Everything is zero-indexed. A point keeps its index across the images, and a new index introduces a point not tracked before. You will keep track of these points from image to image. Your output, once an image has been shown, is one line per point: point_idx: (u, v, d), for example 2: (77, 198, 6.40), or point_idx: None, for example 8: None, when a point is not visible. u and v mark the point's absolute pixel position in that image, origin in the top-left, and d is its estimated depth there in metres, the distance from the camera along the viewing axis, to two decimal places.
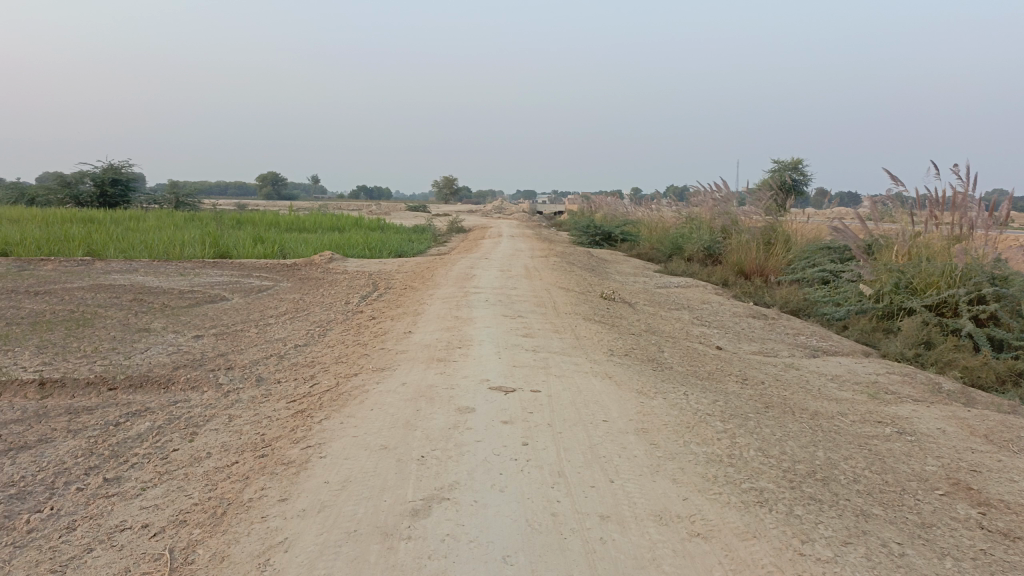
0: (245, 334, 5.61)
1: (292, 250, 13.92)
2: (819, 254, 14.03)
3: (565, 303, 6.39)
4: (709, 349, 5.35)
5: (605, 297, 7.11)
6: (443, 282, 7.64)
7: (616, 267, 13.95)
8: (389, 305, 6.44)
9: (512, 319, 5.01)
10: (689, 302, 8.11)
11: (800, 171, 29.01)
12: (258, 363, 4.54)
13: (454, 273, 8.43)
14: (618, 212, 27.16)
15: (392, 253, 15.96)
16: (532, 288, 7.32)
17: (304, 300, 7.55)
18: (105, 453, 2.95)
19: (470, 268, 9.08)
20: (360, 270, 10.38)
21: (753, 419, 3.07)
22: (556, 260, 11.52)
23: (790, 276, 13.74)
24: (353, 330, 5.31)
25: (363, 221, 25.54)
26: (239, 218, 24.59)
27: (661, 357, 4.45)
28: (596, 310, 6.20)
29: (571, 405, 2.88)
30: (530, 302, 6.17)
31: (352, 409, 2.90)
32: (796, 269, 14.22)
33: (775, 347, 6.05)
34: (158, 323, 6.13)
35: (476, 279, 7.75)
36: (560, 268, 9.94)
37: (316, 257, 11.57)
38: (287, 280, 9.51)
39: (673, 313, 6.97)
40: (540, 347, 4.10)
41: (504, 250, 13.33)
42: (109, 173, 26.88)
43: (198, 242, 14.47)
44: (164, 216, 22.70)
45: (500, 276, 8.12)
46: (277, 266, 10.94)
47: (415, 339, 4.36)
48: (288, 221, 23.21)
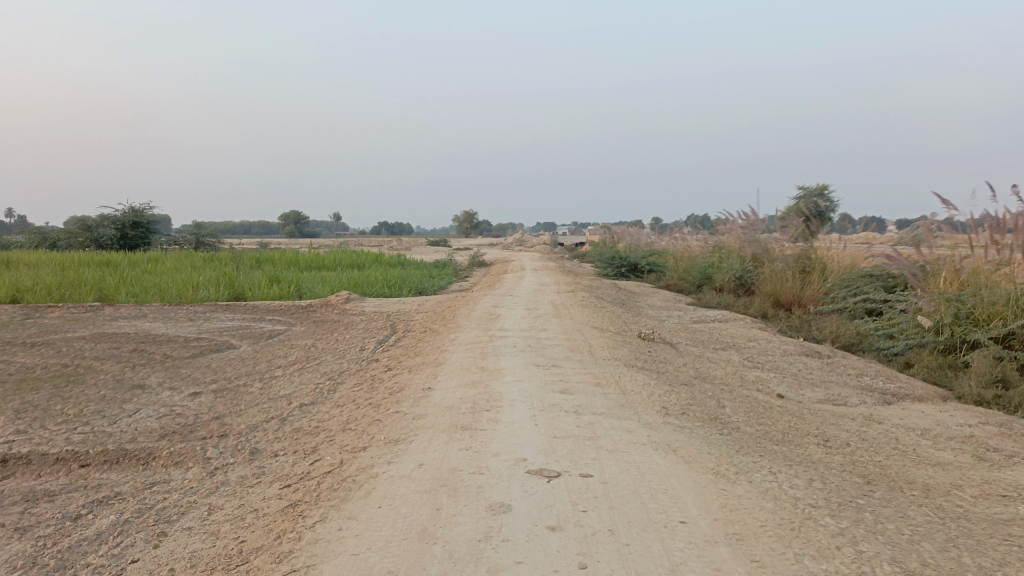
0: (247, 389, 5.05)
1: (309, 289, 13.45)
2: (861, 282, 13.27)
3: (601, 346, 5.76)
4: (771, 399, 4.67)
5: (644, 338, 6.46)
6: (465, 324, 7.04)
7: (646, 300, 13.28)
8: (408, 352, 5.84)
9: (545, 370, 4.38)
10: (734, 340, 7.43)
11: (827, 197, 28.24)
12: (256, 428, 3.95)
13: (477, 313, 7.83)
14: (642, 242, 26.55)
15: (412, 291, 15.41)
16: (563, 329, 6.69)
17: (316, 347, 6.99)
18: (48, 565, 2.35)
19: (494, 306, 8.48)
20: (377, 311, 9.82)
21: (865, 507, 2.41)
22: (585, 295, 10.92)
23: (831, 306, 12.98)
24: (366, 384, 4.72)
25: (382, 258, 25.12)
26: (259, 257, 24.37)
27: (723, 414, 3.79)
28: (637, 354, 5.55)
29: (636, 497, 2.24)
30: (564, 346, 5.54)
31: (354, 506, 2.28)
32: (836, 300, 13.46)
33: (840, 393, 5.35)
34: (155, 378, 5.59)
35: (501, 320, 7.15)
36: (589, 304, 9.31)
37: (332, 298, 11.03)
38: (300, 323, 8.99)
39: (719, 354, 6.30)
40: (582, 407, 3.47)
41: (528, 285, 12.72)
42: (130, 215, 26.90)
43: (213, 284, 14.04)
44: (183, 257, 22.47)
45: (526, 316, 7.50)
46: (291, 309, 10.41)
47: (434, 398, 3.75)
48: (307, 260, 22.86)
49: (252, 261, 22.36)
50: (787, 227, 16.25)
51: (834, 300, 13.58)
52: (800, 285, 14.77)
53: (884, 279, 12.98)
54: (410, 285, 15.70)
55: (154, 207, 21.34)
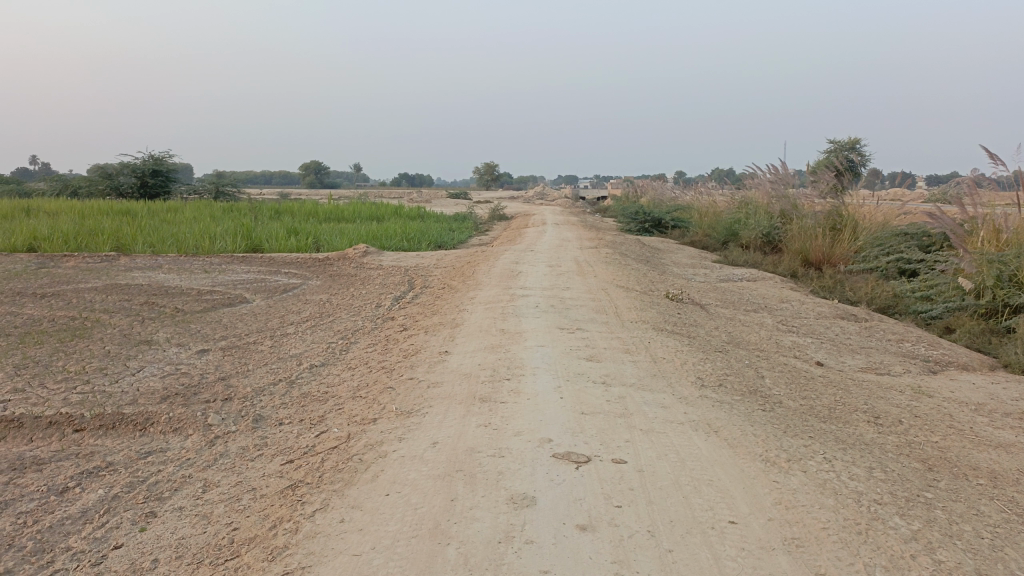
0: (256, 348, 4.83)
1: (327, 241, 13.22)
2: (895, 241, 12.78)
3: (628, 307, 5.46)
4: (811, 368, 4.37)
5: (672, 298, 6.15)
6: (485, 281, 6.76)
7: (672, 257, 12.91)
8: (425, 310, 5.59)
9: (570, 333, 4.10)
10: (766, 301, 7.10)
11: (858, 152, 27.38)
12: (262, 392, 3.73)
13: (497, 269, 7.54)
14: (666, 196, 25.99)
15: (432, 244, 15.12)
16: (587, 288, 6.40)
17: (331, 302, 6.75)
18: (26, 547, 2.15)
19: (515, 262, 8.19)
20: (394, 266, 9.55)
21: (935, 504, 2.13)
22: (608, 251, 10.58)
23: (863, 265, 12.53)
24: (379, 345, 4.48)
25: (402, 210, 24.80)
26: (278, 207, 24.13)
27: (763, 385, 3.50)
28: (666, 316, 5.25)
29: (676, 490, 1.98)
30: (588, 307, 5.25)
31: (359, 492, 2.04)
32: (868, 259, 13.00)
33: (882, 361, 5.03)
34: (163, 334, 5.39)
35: (522, 277, 6.85)
36: (614, 261, 8.98)
37: (350, 250, 10.78)
38: (316, 277, 8.76)
39: (751, 317, 5.98)
40: (611, 377, 3.20)
41: (551, 240, 12.38)
42: (150, 164, 26.73)
43: (230, 234, 13.84)
44: (203, 207, 22.31)
45: (548, 273, 7.20)
46: (308, 262, 10.18)
47: (451, 364, 3.49)
48: (326, 211, 22.59)
49: (271, 211, 22.14)
50: (818, 183, 15.68)
51: (866, 259, 13.12)
52: (830, 244, 14.29)
53: (920, 238, 12.47)
54: (430, 239, 15.41)
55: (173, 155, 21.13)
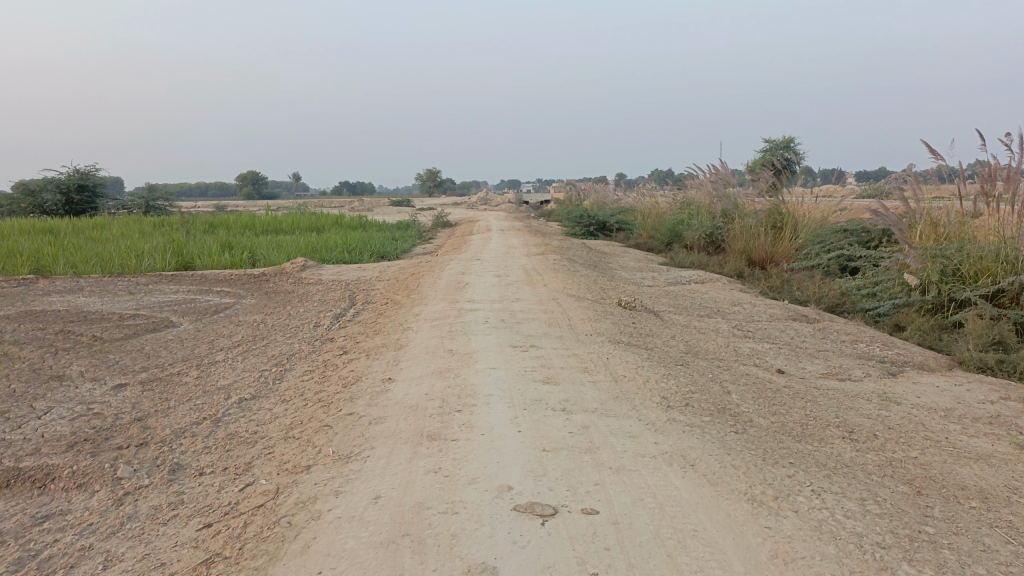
0: (181, 380, 4.42)
1: (263, 255, 12.68)
2: (835, 237, 12.88)
3: (581, 318, 5.22)
4: (774, 377, 4.17)
5: (625, 307, 5.92)
6: (429, 295, 6.43)
7: (619, 261, 12.77)
8: (366, 329, 5.23)
9: (523, 352, 3.82)
10: (718, 305, 6.95)
11: (792, 151, 27.91)
12: (184, 434, 3.34)
13: (442, 281, 7.22)
14: (608, 198, 26.01)
15: (374, 255, 14.68)
16: (537, 299, 6.14)
17: (266, 323, 6.33)
18: None
19: (461, 272, 7.88)
20: (335, 280, 9.12)
21: (940, 542, 1.91)
22: (555, 257, 10.36)
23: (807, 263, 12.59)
24: (317, 372, 4.12)
25: (343, 219, 24.21)
26: (213, 221, 23.30)
27: (731, 401, 3.28)
28: (621, 327, 5.02)
29: (658, 548, 1.71)
30: (540, 320, 4.98)
31: (286, 571, 1.71)
32: (811, 256, 13.08)
33: (842, 366, 4.89)
34: (78, 367, 4.92)
35: (469, 289, 6.55)
36: (562, 268, 8.75)
37: (287, 265, 10.30)
38: (251, 295, 8.29)
39: (706, 323, 5.79)
40: (571, 403, 2.92)
41: (497, 248, 12.10)
42: (74, 179, 25.57)
43: (160, 251, 13.15)
44: (132, 223, 21.33)
45: (496, 283, 6.91)
46: (242, 278, 9.69)
47: (394, 394, 3.17)
48: (263, 223, 21.86)
49: (205, 225, 21.30)
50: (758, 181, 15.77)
51: (808, 257, 13.21)
52: (773, 242, 14.37)
53: (860, 234, 12.59)
54: (373, 249, 14.96)
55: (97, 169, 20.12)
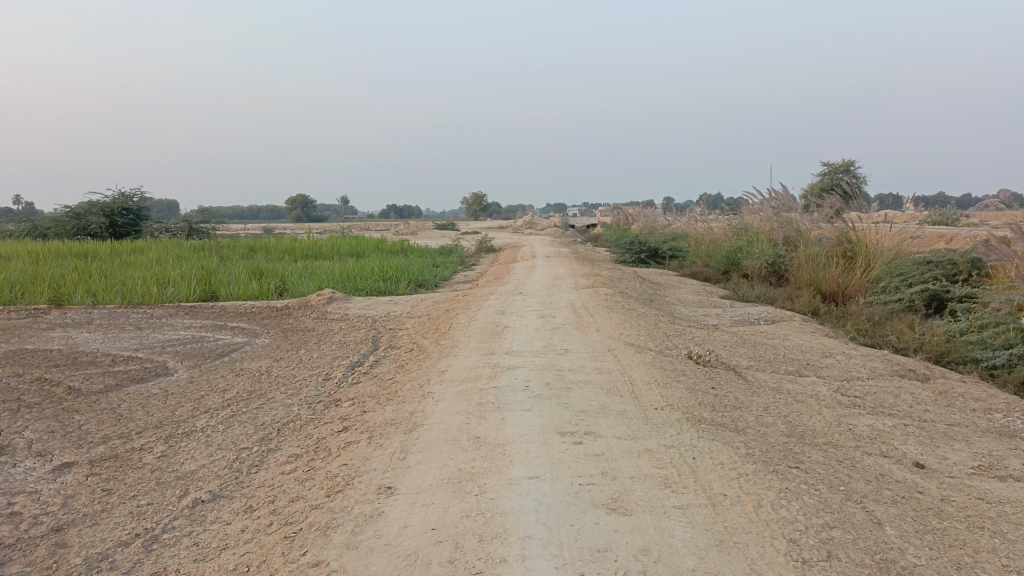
0: (137, 461, 3.48)
1: (292, 284, 11.89)
2: (918, 270, 11.53)
3: (646, 380, 4.16)
4: (919, 482, 3.06)
5: (699, 363, 4.83)
6: (460, 343, 5.44)
7: (677, 294, 11.63)
8: (381, 390, 4.25)
9: (576, 444, 2.79)
10: (806, 357, 5.81)
11: (852, 174, 26.45)
12: (99, 566, 2.37)
13: (478, 322, 6.23)
14: (657, 222, 24.88)
15: (411, 284, 13.79)
16: (589, 350, 5.10)
17: (270, 372, 5.40)
18: None
19: (501, 311, 6.88)
20: (361, 316, 8.19)
21: None
22: (606, 291, 9.30)
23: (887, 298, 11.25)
24: (302, 459, 3.14)
25: (384, 244, 23.55)
26: (252, 244, 22.83)
27: (889, 545, 2.20)
28: (699, 394, 3.96)
29: None
30: (595, 386, 3.93)
31: None
32: (889, 290, 11.76)
33: (992, 454, 3.73)
34: (29, 434, 4.02)
35: (508, 335, 5.54)
36: (616, 306, 7.68)
37: (313, 297, 9.42)
38: (268, 333, 7.42)
39: (800, 386, 4.68)
40: (654, 562, 1.87)
41: (542, 278, 11.07)
42: (119, 202, 25.49)
43: (186, 279, 12.45)
44: (170, 247, 20.89)
45: (540, 328, 5.89)
46: (264, 311, 8.84)
47: (388, 525, 2.17)
48: (302, 247, 21.19)
49: (244, 249, 20.74)
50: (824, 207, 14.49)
51: (886, 291, 11.88)
52: (844, 274, 13.06)
53: (945, 266, 11.22)
54: (410, 278, 14.09)
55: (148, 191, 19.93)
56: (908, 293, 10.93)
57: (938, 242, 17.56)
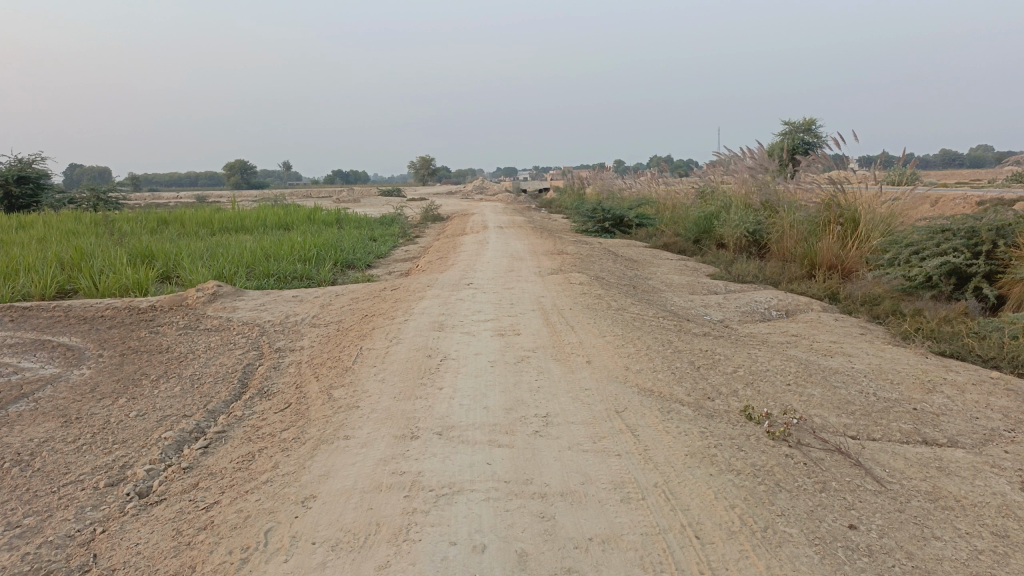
0: None
1: (182, 272, 9.44)
2: (929, 241, 9.10)
3: (720, 512, 2.04)
4: None
5: (781, 447, 2.70)
6: (363, 399, 3.20)
7: (660, 275, 9.56)
8: (176, 551, 2.02)
9: None
10: (906, 399, 3.75)
11: (814, 133, 24.71)
12: None
13: (398, 349, 4.01)
14: (616, 184, 22.82)
15: (337, 266, 11.48)
16: (585, 412, 2.94)
17: (30, 459, 3.10)
18: None
19: (436, 322, 4.66)
20: (243, 324, 5.86)
21: None
22: (578, 278, 7.16)
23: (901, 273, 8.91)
24: None
25: (318, 212, 21.02)
26: (165, 215, 19.97)
27: None
28: (848, 566, 1.84)
29: None
30: (625, 556, 1.78)
31: None
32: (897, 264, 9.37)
33: None
34: None
35: (443, 383, 3.34)
36: (600, 306, 5.52)
37: (191, 292, 7.05)
38: (100, 357, 5.06)
39: (968, 486, 2.60)
40: None
41: (496, 260, 8.84)
42: (14, 169, 22.19)
43: (49, 264, 9.87)
44: (65, 220, 17.96)
45: (495, 360, 3.72)
46: (118, 316, 6.43)
47: None
48: (222, 218, 18.51)
49: (152, 222, 18.00)
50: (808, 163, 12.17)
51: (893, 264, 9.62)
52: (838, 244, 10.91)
53: (964, 234, 8.77)
54: (336, 257, 11.75)
55: (38, 155, 17.04)
56: (926, 270, 8.54)
57: (926, 205, 15.78)
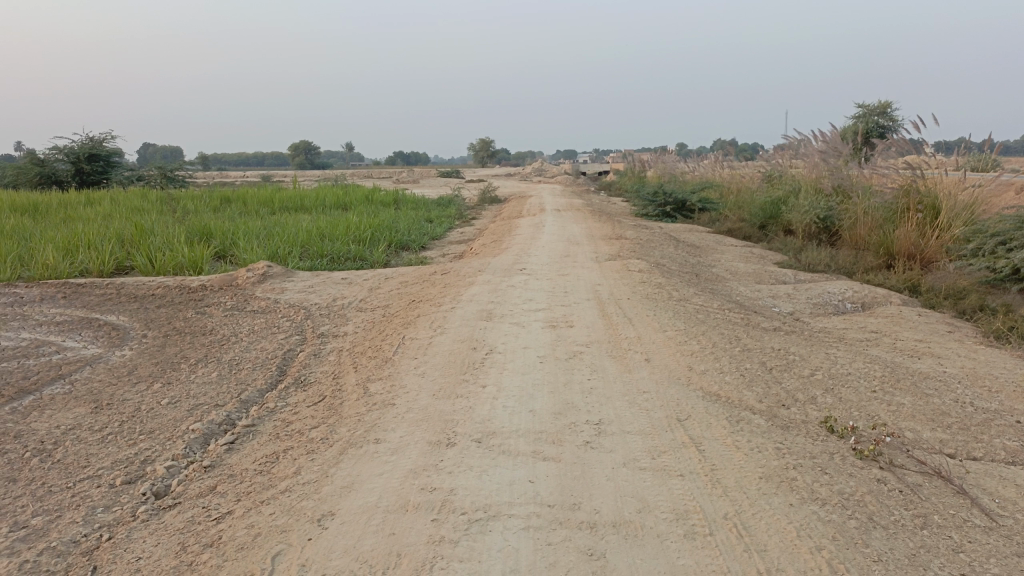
0: None
1: (237, 251, 9.41)
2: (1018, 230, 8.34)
3: (804, 556, 1.71)
4: None
5: (872, 472, 2.33)
6: (399, 396, 2.95)
7: (725, 263, 9.10)
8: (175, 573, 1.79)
9: None
10: (1009, 411, 3.31)
11: (889, 116, 23.52)
12: None
13: (442, 340, 3.75)
14: (678, 167, 22.15)
15: (391, 247, 11.33)
16: (643, 421, 2.62)
17: (52, 449, 2.94)
18: None
19: (485, 311, 4.39)
20: (289, 307, 5.69)
21: None
22: (638, 265, 6.79)
23: (986, 264, 8.19)
24: None
25: (377, 193, 20.99)
26: (228, 194, 20.22)
27: None
28: None
29: None
30: None
31: None
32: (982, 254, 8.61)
33: None
34: None
35: (486, 380, 3.06)
36: (661, 296, 5.16)
37: (241, 272, 6.93)
38: (144, 338, 4.95)
39: None
40: None
41: (552, 244, 8.52)
42: (86, 147, 22.76)
43: (109, 241, 9.97)
44: (132, 198, 18.31)
45: (546, 356, 3.42)
46: (168, 295, 6.35)
47: None
48: (282, 198, 18.62)
49: (214, 200, 18.22)
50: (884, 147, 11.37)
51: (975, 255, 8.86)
52: (916, 232, 10.15)
53: None
54: (390, 238, 11.60)
55: (107, 134, 17.41)
56: (1014, 260, 7.80)
57: (1013, 192, 14.76)
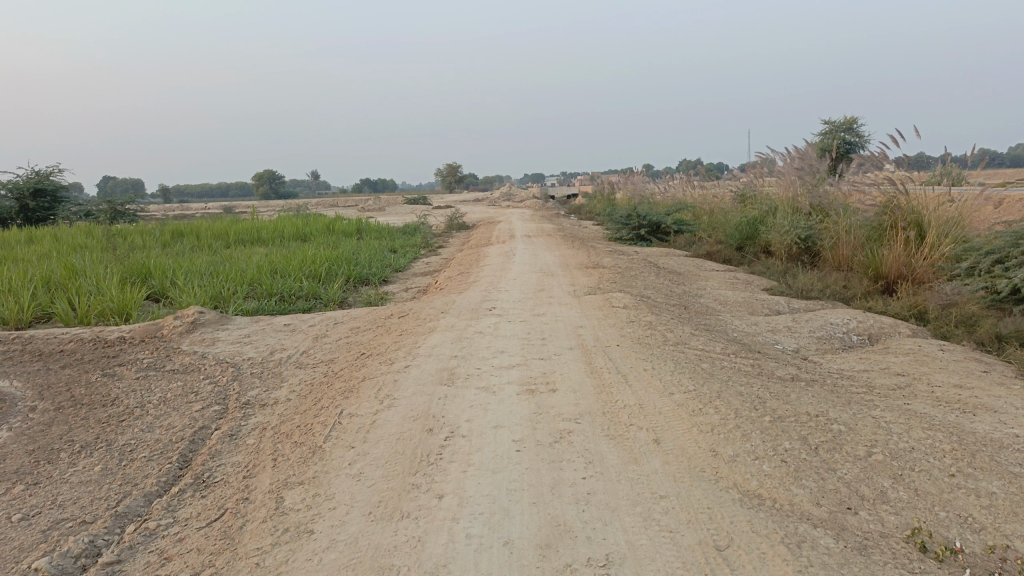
0: None
1: (173, 292, 8.46)
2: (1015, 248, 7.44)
3: None
4: None
5: None
6: (323, 516, 2.12)
7: (711, 291, 8.39)
8: None
9: None
10: None
11: (856, 132, 23.26)
12: None
13: (390, 418, 2.92)
14: (649, 188, 21.56)
15: (349, 282, 10.46)
16: (668, 556, 1.82)
17: None
18: None
19: (446, 370, 3.57)
20: (217, 363, 4.82)
21: None
22: (621, 298, 6.03)
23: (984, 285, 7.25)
24: None
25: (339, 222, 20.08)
26: (181, 227, 19.16)
27: None
28: None
29: None
30: None
31: None
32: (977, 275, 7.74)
33: None
34: None
35: (444, 486, 2.24)
36: (655, 340, 4.38)
37: (168, 320, 6.03)
38: (32, 410, 4.05)
39: None
40: None
41: (524, 276, 7.73)
42: (31, 182, 21.44)
43: (33, 284, 8.97)
44: (77, 234, 17.18)
45: (524, 440, 2.60)
46: (78, 351, 5.43)
47: None
48: (238, 230, 17.65)
49: (165, 234, 17.17)
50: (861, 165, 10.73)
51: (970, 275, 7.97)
52: (902, 250, 9.29)
53: None
54: (348, 272, 10.72)
55: (50, 169, 16.30)
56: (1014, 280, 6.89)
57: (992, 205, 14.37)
